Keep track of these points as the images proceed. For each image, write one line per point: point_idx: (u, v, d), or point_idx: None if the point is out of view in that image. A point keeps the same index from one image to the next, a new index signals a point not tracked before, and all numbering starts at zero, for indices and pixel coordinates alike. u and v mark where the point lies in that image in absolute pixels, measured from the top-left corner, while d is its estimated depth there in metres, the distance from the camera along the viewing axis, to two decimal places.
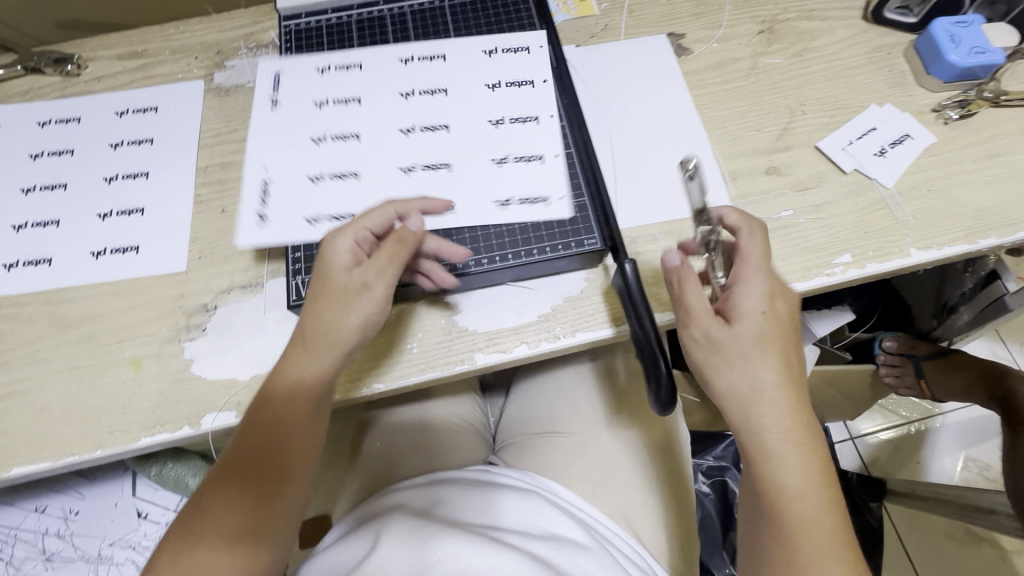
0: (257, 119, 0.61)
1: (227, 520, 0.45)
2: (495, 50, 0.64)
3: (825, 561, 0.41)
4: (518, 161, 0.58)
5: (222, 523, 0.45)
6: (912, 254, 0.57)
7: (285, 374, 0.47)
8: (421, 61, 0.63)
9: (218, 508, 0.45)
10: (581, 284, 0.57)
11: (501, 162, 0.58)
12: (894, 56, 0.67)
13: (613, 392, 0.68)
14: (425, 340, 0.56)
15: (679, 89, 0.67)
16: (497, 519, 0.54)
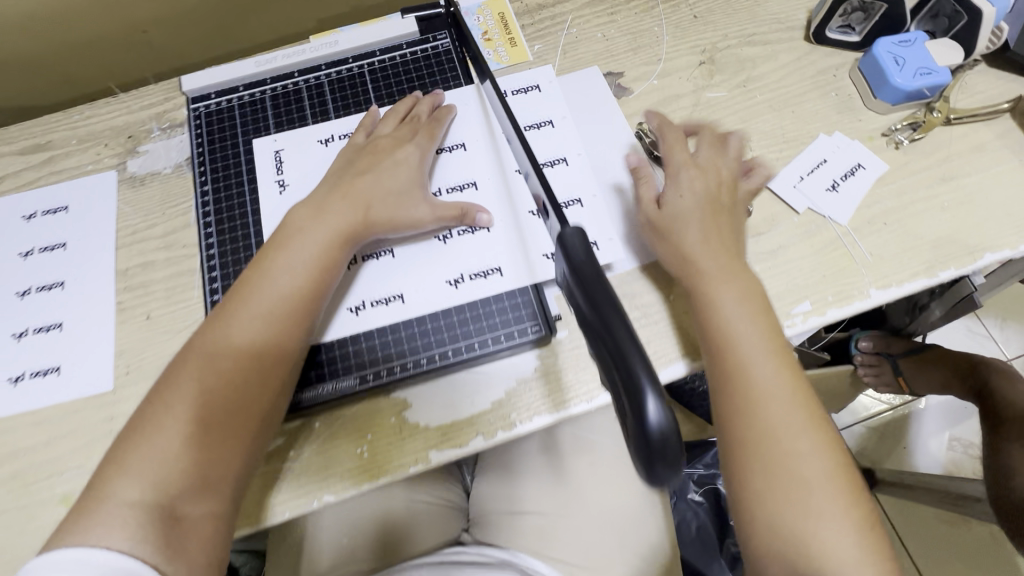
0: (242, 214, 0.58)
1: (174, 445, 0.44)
2: (506, 94, 0.64)
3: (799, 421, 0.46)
4: (462, 235, 0.55)
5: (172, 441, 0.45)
6: (872, 295, 0.55)
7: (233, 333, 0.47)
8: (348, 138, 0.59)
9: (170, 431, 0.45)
10: (534, 364, 0.53)
11: (445, 238, 0.55)
12: (840, 78, 0.64)
13: (587, 469, 0.65)
14: (376, 442, 0.52)
15: (623, 134, 0.63)
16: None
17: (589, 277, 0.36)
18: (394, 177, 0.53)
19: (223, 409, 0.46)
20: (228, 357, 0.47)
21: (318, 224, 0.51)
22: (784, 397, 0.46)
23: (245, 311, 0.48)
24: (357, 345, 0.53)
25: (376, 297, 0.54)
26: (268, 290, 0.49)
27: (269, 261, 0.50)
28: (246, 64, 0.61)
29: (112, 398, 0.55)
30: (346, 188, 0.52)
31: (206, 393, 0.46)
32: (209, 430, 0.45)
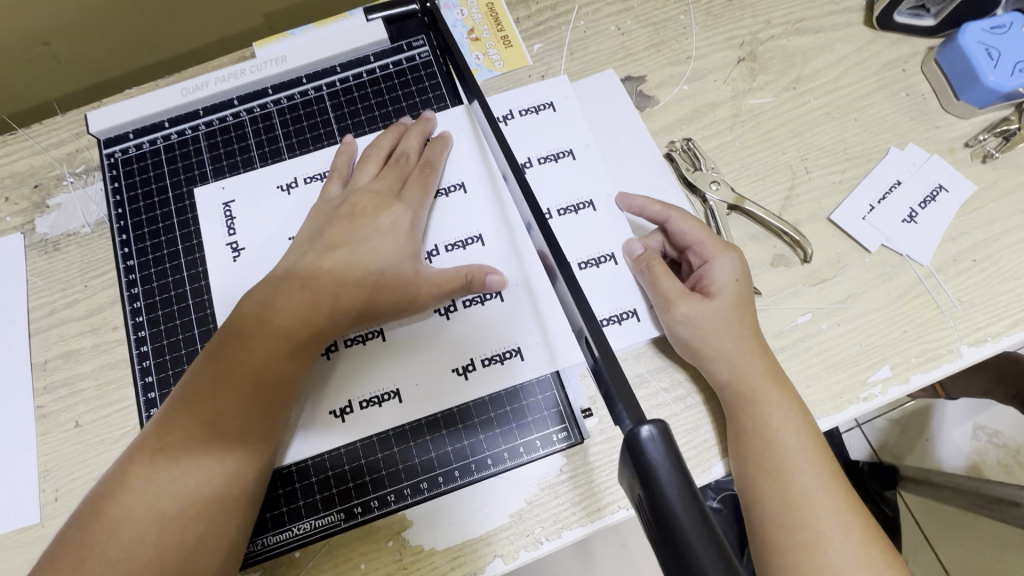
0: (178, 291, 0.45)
1: (126, 548, 0.35)
2: (510, 115, 0.52)
3: (856, 569, 0.35)
4: (468, 307, 0.45)
5: (122, 547, 0.35)
6: (963, 353, 0.46)
7: (207, 407, 0.38)
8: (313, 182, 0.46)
9: (120, 528, 0.35)
10: (561, 464, 0.43)
11: (448, 312, 0.45)
12: (911, 73, 0.53)
13: None
14: (372, 574, 0.42)
15: (651, 158, 0.51)
16: None
17: (680, 515, 0.21)
18: (377, 246, 0.42)
19: (178, 519, 0.36)
20: (184, 453, 0.37)
21: (289, 304, 0.40)
22: (845, 535, 0.36)
23: (207, 401, 0.38)
24: (339, 465, 0.43)
25: (366, 395, 0.44)
26: (236, 374, 0.38)
27: (233, 340, 0.39)
28: (170, 91, 0.48)
29: (38, 535, 0.44)
30: (309, 275, 0.41)
31: (157, 504, 0.36)
32: (158, 547, 0.35)
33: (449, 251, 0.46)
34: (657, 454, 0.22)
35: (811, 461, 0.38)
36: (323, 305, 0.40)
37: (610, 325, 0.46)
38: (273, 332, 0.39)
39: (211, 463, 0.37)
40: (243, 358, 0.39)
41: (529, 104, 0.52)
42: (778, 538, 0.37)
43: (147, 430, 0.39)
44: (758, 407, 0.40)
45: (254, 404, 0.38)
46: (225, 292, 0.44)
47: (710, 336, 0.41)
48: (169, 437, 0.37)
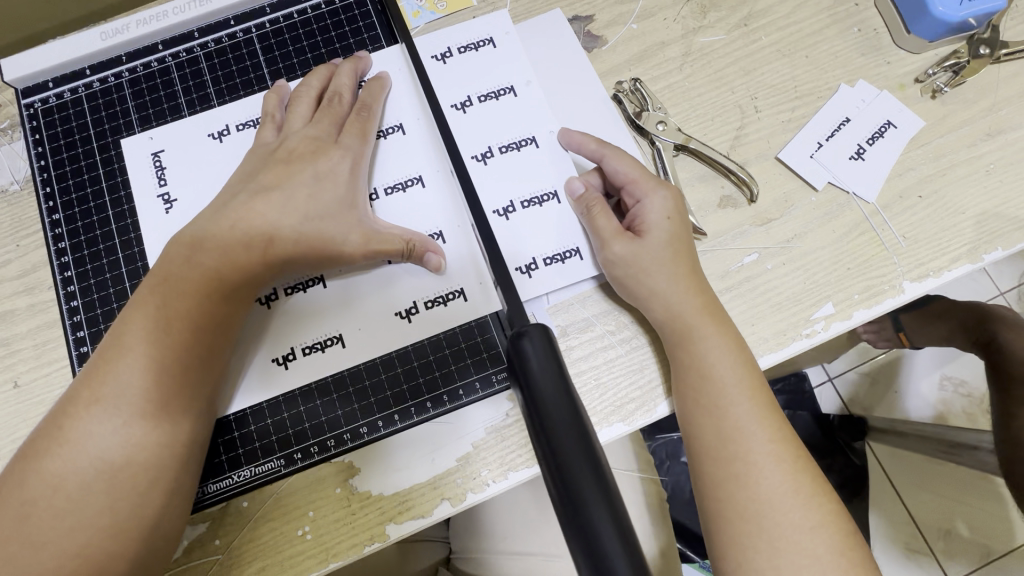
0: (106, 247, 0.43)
1: (71, 497, 0.34)
2: (449, 53, 0.50)
3: (785, 494, 0.36)
4: None
5: (66, 497, 0.34)
6: (906, 289, 0.46)
7: (141, 352, 0.36)
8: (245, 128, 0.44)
9: (59, 479, 0.34)
10: (506, 407, 0.43)
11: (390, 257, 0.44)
12: (864, 7, 0.51)
13: None
14: (320, 520, 0.42)
15: (598, 100, 0.50)
16: None
17: (549, 396, 0.29)
18: (310, 187, 0.40)
19: (120, 469, 0.35)
20: (117, 402, 0.35)
21: (219, 247, 0.38)
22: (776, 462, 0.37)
23: (141, 350, 0.36)
24: (279, 413, 0.43)
25: (308, 342, 0.43)
26: (170, 320, 0.37)
27: (165, 287, 0.38)
28: (89, 36, 0.45)
29: None
30: (240, 215, 0.39)
31: (95, 455, 0.34)
32: (102, 497, 0.34)
33: (389, 195, 0.44)
34: (537, 362, 0.30)
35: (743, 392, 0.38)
36: (257, 248, 0.39)
37: (554, 264, 0.46)
38: (208, 276, 0.38)
39: (149, 411, 0.35)
40: (178, 301, 0.37)
41: (469, 43, 0.50)
42: (711, 468, 0.37)
43: (75, 385, 0.37)
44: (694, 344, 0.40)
45: (194, 345, 0.37)
46: (156, 244, 0.43)
47: (648, 274, 0.41)
48: (99, 389, 0.35)
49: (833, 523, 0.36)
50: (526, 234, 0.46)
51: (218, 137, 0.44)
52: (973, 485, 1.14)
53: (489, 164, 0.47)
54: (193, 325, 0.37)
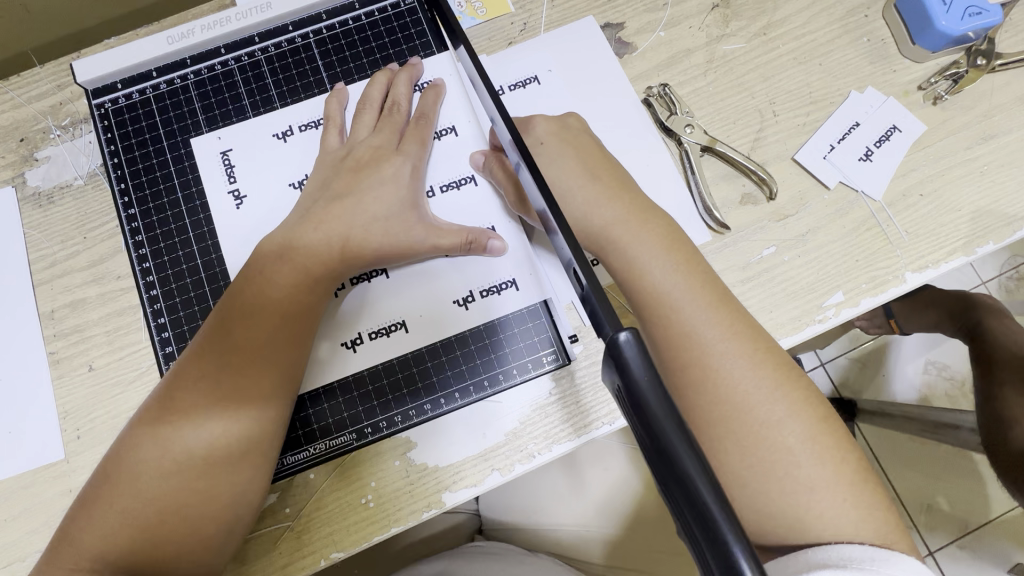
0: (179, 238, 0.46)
1: (143, 505, 0.39)
2: (502, 91, 0.54)
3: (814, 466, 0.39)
4: None
5: (140, 504, 0.39)
6: (907, 279, 0.51)
7: (206, 375, 0.40)
8: (310, 130, 0.48)
9: (135, 486, 0.39)
10: (550, 386, 0.47)
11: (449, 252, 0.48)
12: (873, 19, 0.55)
13: (602, 468, 0.66)
14: (382, 489, 0.47)
15: (629, 104, 0.54)
16: None
17: (657, 413, 0.23)
18: (372, 186, 0.45)
19: (209, 453, 0.39)
20: (214, 387, 0.40)
21: (297, 248, 0.43)
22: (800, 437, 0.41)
23: (235, 342, 0.41)
24: (348, 391, 0.47)
25: (374, 327, 0.47)
26: (260, 317, 0.41)
27: (252, 289, 0.42)
28: (156, 40, 0.48)
29: (65, 470, 0.47)
30: (321, 218, 0.44)
31: (195, 430, 0.39)
32: (201, 468, 0.39)
33: (444, 192, 0.48)
34: (632, 354, 0.24)
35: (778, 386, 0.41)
36: (334, 244, 0.43)
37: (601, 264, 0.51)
38: (293, 279, 0.42)
39: (243, 396, 0.40)
40: (239, 330, 0.41)
41: (517, 79, 0.54)
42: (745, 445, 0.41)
43: (178, 366, 0.41)
44: (674, 318, 0.42)
45: (249, 373, 0.40)
46: (230, 237, 0.46)
47: (632, 243, 0.45)
48: (178, 398, 0.40)
49: (854, 487, 0.40)
50: None
51: (284, 137, 0.48)
52: (951, 461, 1.22)
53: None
54: (249, 355, 0.41)
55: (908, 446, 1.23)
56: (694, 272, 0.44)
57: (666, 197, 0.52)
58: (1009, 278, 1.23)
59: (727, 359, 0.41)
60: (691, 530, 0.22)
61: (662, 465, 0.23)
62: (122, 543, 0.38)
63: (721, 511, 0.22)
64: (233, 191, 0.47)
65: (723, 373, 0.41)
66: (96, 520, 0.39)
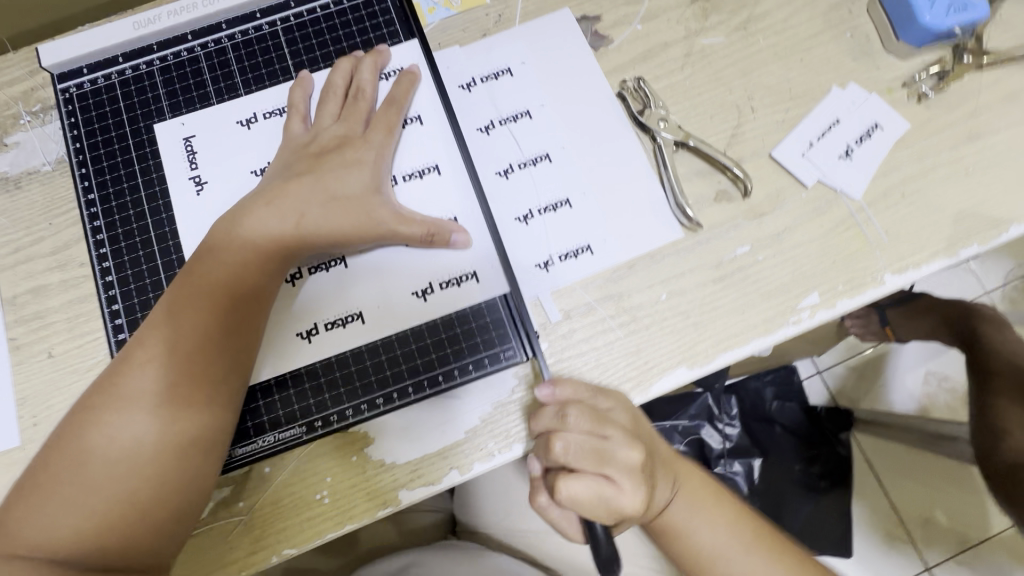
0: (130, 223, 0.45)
1: (85, 497, 0.38)
2: (472, 83, 0.53)
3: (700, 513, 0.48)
4: None
5: (83, 495, 0.38)
6: (886, 281, 0.49)
7: (150, 364, 0.39)
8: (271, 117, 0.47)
9: (77, 476, 0.38)
10: (512, 384, 0.46)
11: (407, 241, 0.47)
12: (858, 14, 0.54)
13: None
14: (337, 485, 0.46)
15: (603, 97, 0.53)
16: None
17: None
18: (334, 173, 0.44)
19: (159, 440, 0.39)
20: (161, 370, 0.39)
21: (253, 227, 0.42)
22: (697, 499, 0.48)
23: (183, 325, 0.40)
24: (301, 382, 0.46)
25: (331, 318, 0.47)
26: (214, 301, 0.41)
27: (199, 270, 0.41)
28: (123, 25, 0.48)
29: (20, 456, 0.47)
30: (277, 198, 0.43)
31: (141, 417, 0.39)
32: (150, 453, 0.39)
33: (406, 181, 0.48)
34: None
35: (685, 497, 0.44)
36: (290, 226, 0.43)
37: (567, 260, 0.49)
38: (245, 257, 0.41)
39: (197, 382, 0.40)
40: (186, 317, 0.40)
41: (489, 70, 0.53)
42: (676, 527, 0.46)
43: (128, 350, 0.40)
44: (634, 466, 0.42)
45: (197, 359, 0.40)
46: (188, 223, 0.46)
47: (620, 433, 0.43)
48: (125, 386, 0.39)
49: None
50: (538, 238, 0.50)
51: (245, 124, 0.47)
52: (949, 474, 1.19)
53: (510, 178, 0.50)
54: (200, 341, 0.40)
55: (905, 457, 1.20)
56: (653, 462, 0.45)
57: (640, 193, 0.51)
58: (1014, 288, 1.20)
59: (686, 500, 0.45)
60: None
61: None
62: (68, 532, 0.37)
63: None
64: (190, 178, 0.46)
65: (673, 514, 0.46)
66: (30, 511, 0.37)
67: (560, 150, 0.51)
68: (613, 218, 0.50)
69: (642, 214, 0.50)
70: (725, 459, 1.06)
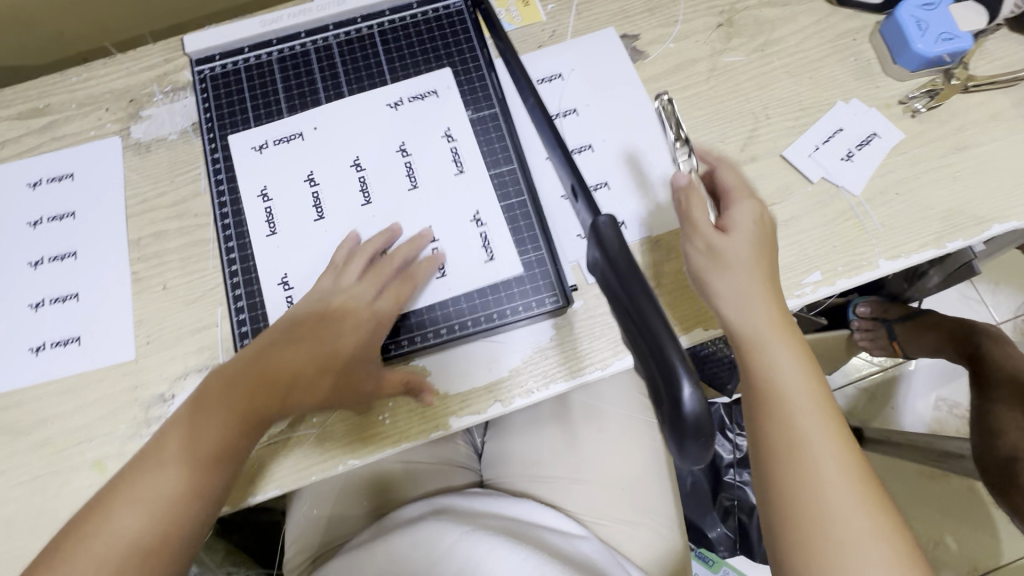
0: (257, 145, 0.57)
1: (92, 545, 0.41)
2: None
3: (835, 462, 0.41)
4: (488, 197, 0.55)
5: (91, 545, 0.41)
6: (881, 265, 0.56)
7: (175, 426, 0.45)
8: (405, 119, 0.57)
9: (88, 522, 0.42)
10: (551, 332, 0.54)
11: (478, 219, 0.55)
12: (860, 42, 0.63)
13: (594, 427, 0.71)
14: (397, 409, 0.53)
15: (640, 100, 0.62)
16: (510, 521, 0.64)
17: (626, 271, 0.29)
18: (351, 323, 0.50)
19: (166, 491, 0.43)
20: (179, 444, 0.44)
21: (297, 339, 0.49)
22: (835, 461, 0.41)
23: (226, 400, 0.45)
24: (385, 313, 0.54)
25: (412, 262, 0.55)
26: (238, 378, 0.46)
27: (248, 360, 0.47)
28: (251, 23, 0.59)
29: (134, 367, 0.56)
30: (303, 337, 0.49)
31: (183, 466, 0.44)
32: (181, 492, 0.43)
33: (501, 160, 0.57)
34: (607, 227, 0.31)
35: (805, 393, 0.43)
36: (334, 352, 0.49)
37: None
38: (270, 345, 0.48)
39: (207, 436, 0.45)
40: (215, 392, 0.46)
41: (543, 75, 0.63)
42: (782, 447, 0.42)
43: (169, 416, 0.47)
44: (764, 364, 0.43)
45: (211, 429, 0.45)
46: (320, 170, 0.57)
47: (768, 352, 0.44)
48: (156, 445, 0.45)
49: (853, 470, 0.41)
50: None
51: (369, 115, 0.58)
52: (958, 496, 1.21)
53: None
54: (219, 410, 0.45)
55: (918, 481, 1.22)
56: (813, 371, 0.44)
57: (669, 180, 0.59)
58: None
59: (786, 357, 0.43)
60: (645, 364, 0.27)
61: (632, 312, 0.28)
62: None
63: (673, 346, 0.26)
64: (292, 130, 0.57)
65: (773, 364, 0.43)
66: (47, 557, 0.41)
67: (602, 142, 0.60)
68: (642, 199, 0.59)
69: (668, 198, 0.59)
70: (734, 469, 1.09)
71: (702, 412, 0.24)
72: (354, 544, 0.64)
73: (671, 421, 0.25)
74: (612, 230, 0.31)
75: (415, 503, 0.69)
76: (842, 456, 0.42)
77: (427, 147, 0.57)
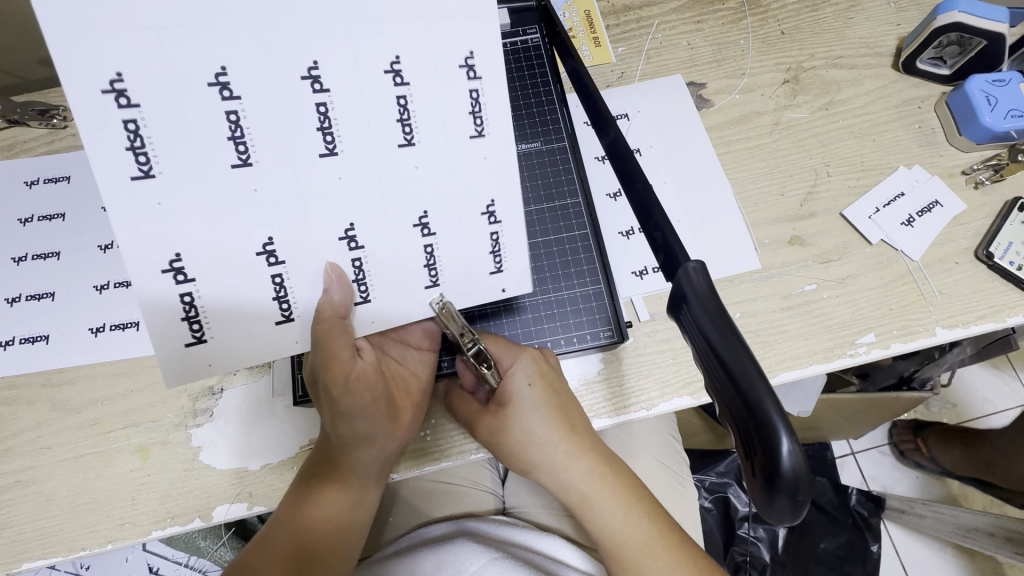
0: (179, 298, 0.39)
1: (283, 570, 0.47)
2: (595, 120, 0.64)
3: (633, 525, 0.48)
4: (550, 229, 0.57)
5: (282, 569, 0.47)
6: (938, 333, 0.56)
7: (303, 498, 0.48)
8: (210, 120, 0.36)
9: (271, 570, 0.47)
10: (597, 366, 0.54)
11: (481, 132, 0.41)
12: (925, 111, 0.65)
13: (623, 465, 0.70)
14: (440, 426, 0.54)
15: (702, 147, 0.63)
16: (523, 553, 0.62)
17: (714, 325, 0.30)
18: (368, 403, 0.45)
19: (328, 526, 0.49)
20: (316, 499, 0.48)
21: (382, 424, 0.47)
22: (636, 543, 0.47)
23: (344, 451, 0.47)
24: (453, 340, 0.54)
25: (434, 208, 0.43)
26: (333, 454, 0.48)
27: (335, 430, 0.46)
28: None
29: None
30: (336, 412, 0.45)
31: (363, 494, 0.50)
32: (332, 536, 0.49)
33: None
34: (694, 275, 0.31)
35: (579, 482, 0.48)
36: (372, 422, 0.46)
37: (659, 273, 0.58)
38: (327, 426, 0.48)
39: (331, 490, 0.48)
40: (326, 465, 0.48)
41: None
42: (604, 538, 0.48)
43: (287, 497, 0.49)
44: (541, 470, 0.48)
45: (336, 490, 0.49)
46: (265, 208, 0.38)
47: (542, 455, 0.48)
48: (285, 516, 0.48)
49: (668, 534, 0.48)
50: (639, 249, 0.59)
51: (241, 145, 0.37)
52: None
53: (617, 200, 0.60)
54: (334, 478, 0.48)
55: (942, 557, 1.18)
56: (593, 456, 0.48)
57: (727, 227, 0.60)
58: None
59: (584, 479, 0.48)
60: (736, 411, 0.28)
61: (720, 369, 0.29)
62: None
63: (771, 402, 0.27)
64: (178, 254, 0.37)
65: (597, 520, 0.48)
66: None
67: (661, 185, 0.61)
68: (698, 243, 0.59)
69: (726, 244, 0.59)
70: (749, 523, 1.08)
71: (801, 469, 0.26)
72: (374, 558, 0.63)
73: (771, 480, 0.26)
74: (700, 279, 0.31)
75: (437, 525, 0.68)
76: (647, 525, 0.48)
77: (354, 80, 0.37)
